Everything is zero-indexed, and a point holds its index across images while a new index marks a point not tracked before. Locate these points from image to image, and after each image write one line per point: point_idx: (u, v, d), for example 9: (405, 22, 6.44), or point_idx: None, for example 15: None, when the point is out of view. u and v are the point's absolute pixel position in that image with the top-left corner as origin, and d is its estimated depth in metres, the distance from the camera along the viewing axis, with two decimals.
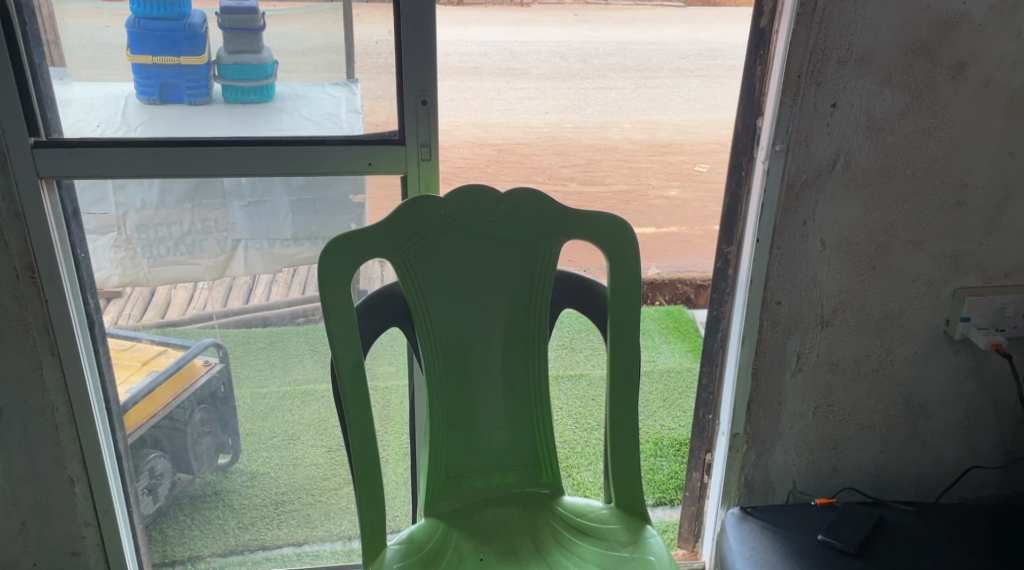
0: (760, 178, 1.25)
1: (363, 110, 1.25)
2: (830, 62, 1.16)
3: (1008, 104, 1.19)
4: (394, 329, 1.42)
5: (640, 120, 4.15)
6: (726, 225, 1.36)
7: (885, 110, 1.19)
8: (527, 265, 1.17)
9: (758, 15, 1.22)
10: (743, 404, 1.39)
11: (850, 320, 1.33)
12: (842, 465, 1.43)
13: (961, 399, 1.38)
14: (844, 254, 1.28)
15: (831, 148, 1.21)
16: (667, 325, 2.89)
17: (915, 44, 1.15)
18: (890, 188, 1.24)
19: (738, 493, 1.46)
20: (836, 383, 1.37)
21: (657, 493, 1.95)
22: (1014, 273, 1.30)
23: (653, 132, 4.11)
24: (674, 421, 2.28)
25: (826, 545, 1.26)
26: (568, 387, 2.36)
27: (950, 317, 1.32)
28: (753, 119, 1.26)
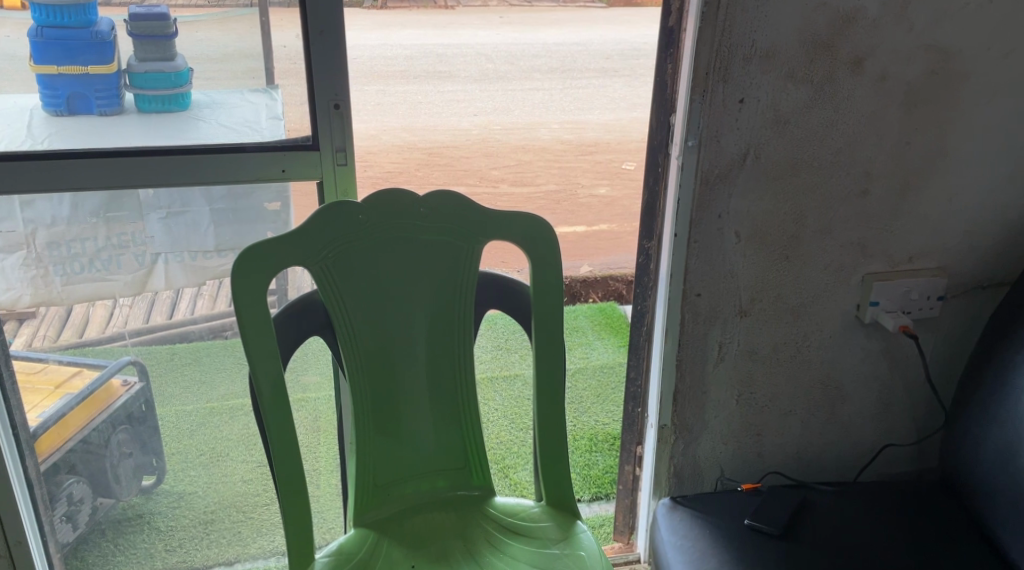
0: (675, 174, 1.28)
1: (284, 115, 1.23)
2: (735, 59, 1.19)
3: (905, 97, 1.24)
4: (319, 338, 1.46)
5: (566, 122, 4.22)
6: (646, 221, 1.38)
7: (789, 104, 1.23)
8: (449, 268, 1.18)
9: (666, 14, 1.25)
10: (669, 395, 1.41)
11: (767, 309, 1.36)
12: (765, 450, 1.48)
13: (874, 381, 1.44)
14: (758, 245, 1.32)
15: (741, 142, 1.24)
16: (599, 321, 2.92)
17: (815, 39, 1.19)
18: (798, 180, 1.28)
19: (668, 483, 1.49)
20: (757, 371, 1.41)
21: (593, 489, 1.97)
22: (917, 258, 1.36)
23: (579, 132, 4.17)
24: (609, 416, 2.31)
25: (753, 528, 1.29)
26: (503, 388, 2.36)
27: (861, 302, 1.37)
28: (666, 117, 1.29)
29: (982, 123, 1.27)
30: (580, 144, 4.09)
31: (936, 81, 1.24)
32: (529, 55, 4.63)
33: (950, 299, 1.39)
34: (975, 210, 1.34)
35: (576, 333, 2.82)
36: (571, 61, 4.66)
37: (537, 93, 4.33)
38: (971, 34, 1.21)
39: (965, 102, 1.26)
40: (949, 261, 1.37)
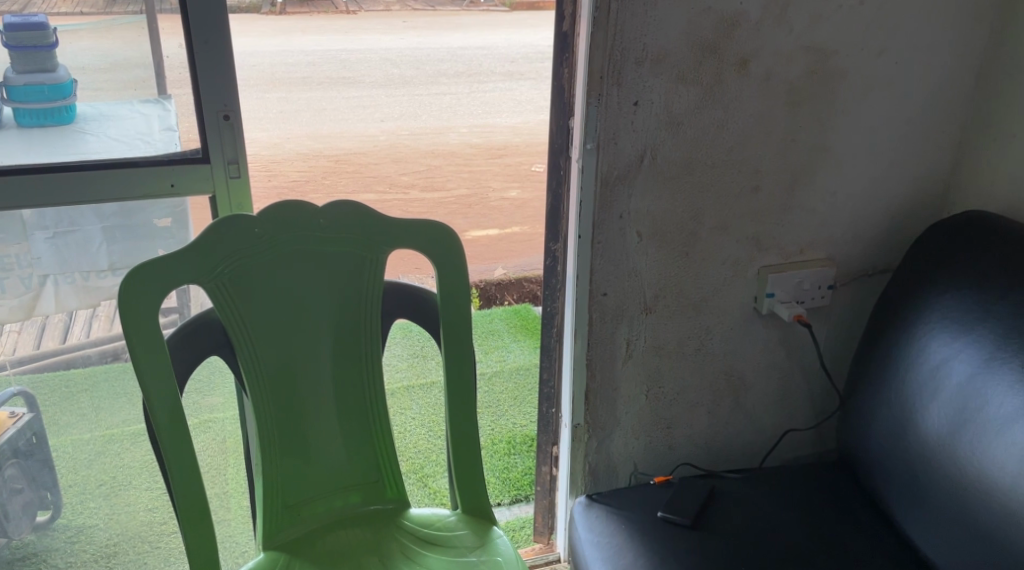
0: (576, 176, 1.29)
1: (177, 127, 1.18)
2: (628, 63, 1.21)
3: (788, 95, 1.29)
4: (217, 359, 1.47)
5: (475, 125, 4.20)
6: (551, 224, 1.40)
7: (681, 106, 1.26)
8: (352, 279, 1.16)
9: (560, 19, 1.26)
10: (581, 395, 1.43)
11: (670, 305, 1.40)
12: (676, 442, 1.52)
13: (773, 368, 1.50)
14: (659, 243, 1.35)
15: (637, 144, 1.27)
16: (516, 323, 2.89)
17: (702, 42, 1.23)
18: (694, 178, 1.31)
19: (584, 481, 1.51)
20: (664, 366, 1.44)
21: (512, 491, 1.98)
22: (808, 250, 1.42)
23: (488, 134, 4.15)
24: (526, 417, 2.31)
25: (665, 520, 1.32)
26: (420, 396, 2.31)
27: (758, 294, 1.43)
28: (565, 120, 1.31)
29: (860, 119, 1.34)
30: (488, 146, 4.06)
31: (816, 80, 1.29)
32: (435, 63, 4.63)
33: (838, 287, 1.47)
34: (858, 202, 1.40)
35: (492, 336, 2.79)
36: (477, 67, 4.68)
37: (444, 98, 4.31)
38: (846, 35, 1.27)
39: (844, 100, 1.32)
40: (837, 251, 1.43)
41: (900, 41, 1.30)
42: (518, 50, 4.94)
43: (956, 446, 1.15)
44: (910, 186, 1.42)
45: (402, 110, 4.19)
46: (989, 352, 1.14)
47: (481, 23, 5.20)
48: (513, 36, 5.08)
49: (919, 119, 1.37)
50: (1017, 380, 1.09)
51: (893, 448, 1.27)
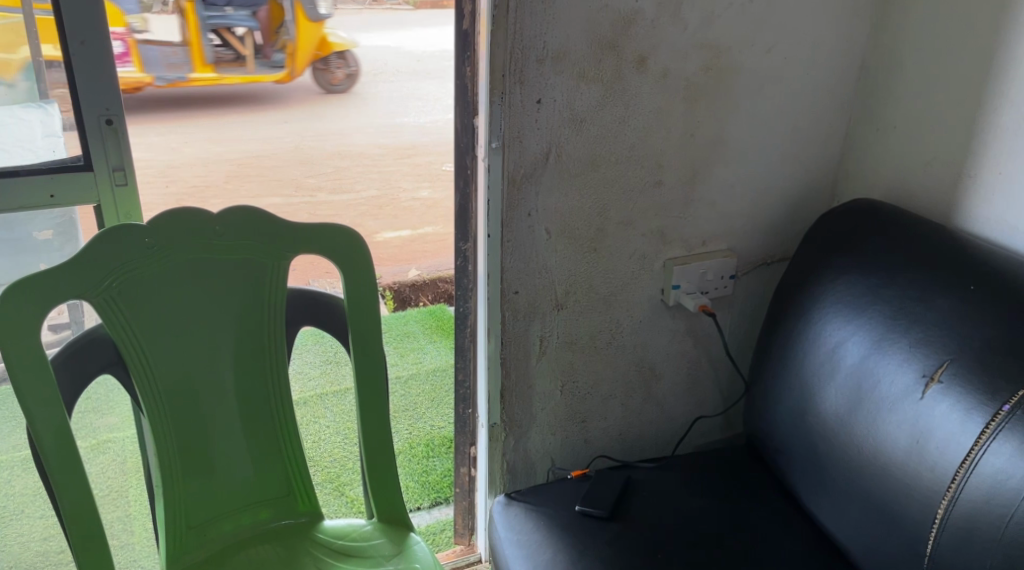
0: (483, 176, 1.29)
1: (61, 132, 1.13)
2: (529, 61, 1.21)
3: (686, 91, 1.32)
4: (104, 376, 1.60)
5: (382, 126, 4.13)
6: (460, 223, 1.38)
7: (583, 103, 1.27)
8: (253, 287, 1.13)
9: (460, 18, 1.24)
10: (496, 395, 1.43)
11: (581, 300, 1.41)
12: (591, 435, 1.53)
13: (681, 358, 1.54)
14: (568, 239, 1.35)
15: (542, 141, 1.27)
16: (431, 325, 2.86)
17: (601, 40, 1.23)
18: (598, 175, 1.33)
19: (502, 480, 1.51)
20: (577, 361, 1.46)
21: (432, 494, 1.96)
22: (710, 241, 1.46)
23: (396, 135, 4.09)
24: (444, 419, 2.28)
25: (583, 514, 1.33)
26: (334, 403, 2.25)
27: (664, 286, 1.45)
28: (470, 119, 1.30)
29: (754, 113, 1.38)
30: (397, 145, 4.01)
31: (711, 76, 1.32)
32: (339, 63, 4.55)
33: (740, 276, 1.51)
34: (756, 193, 1.45)
35: (407, 338, 2.75)
36: (383, 67, 4.62)
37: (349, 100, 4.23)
38: (738, 32, 1.30)
39: (738, 95, 1.35)
40: (737, 241, 1.48)
41: (788, 37, 1.34)
42: (423, 48, 4.91)
43: (852, 425, 1.20)
44: (803, 176, 1.48)
45: (307, 113, 4.10)
46: (879, 333, 1.19)
47: (384, 22, 5.16)
48: (418, 34, 5.05)
49: (809, 112, 1.42)
50: (905, 359, 1.14)
51: (796, 430, 1.31)
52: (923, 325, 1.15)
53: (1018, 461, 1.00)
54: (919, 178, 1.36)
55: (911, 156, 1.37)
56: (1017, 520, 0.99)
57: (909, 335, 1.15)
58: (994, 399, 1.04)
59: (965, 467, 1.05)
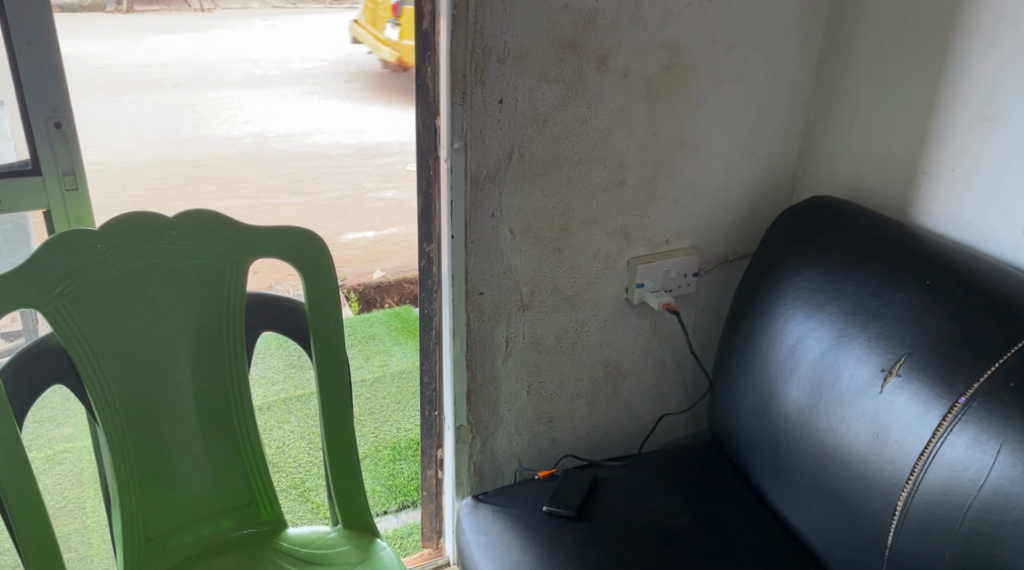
0: (446, 176, 1.27)
1: (11, 136, 1.13)
2: (490, 61, 1.20)
3: (646, 91, 1.32)
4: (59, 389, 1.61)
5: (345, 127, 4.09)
6: (423, 225, 1.37)
7: (545, 103, 1.26)
8: (211, 292, 1.11)
9: (419, 17, 1.23)
10: (462, 397, 1.42)
11: (546, 300, 1.41)
12: (558, 434, 1.53)
13: (646, 356, 1.54)
14: (532, 239, 1.35)
15: (505, 141, 1.26)
16: (396, 327, 2.83)
17: (562, 40, 1.23)
18: (561, 175, 1.32)
19: (469, 482, 1.50)
20: (543, 361, 1.45)
21: (399, 497, 1.94)
22: (673, 240, 1.46)
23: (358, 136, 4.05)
24: (410, 421, 2.27)
25: (551, 514, 1.32)
26: (299, 408, 2.22)
27: (629, 285, 1.46)
28: (432, 120, 1.28)
29: (715, 112, 1.39)
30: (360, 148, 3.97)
31: (672, 76, 1.33)
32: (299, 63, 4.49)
33: (703, 274, 1.52)
34: (717, 191, 1.46)
35: (372, 341, 2.73)
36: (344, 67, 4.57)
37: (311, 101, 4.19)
38: (697, 32, 1.31)
39: (698, 94, 1.36)
40: (700, 239, 1.49)
41: (747, 37, 1.35)
42: None
43: (810, 420, 1.22)
44: (763, 174, 1.49)
45: (268, 113, 4.05)
46: (839, 328, 1.20)
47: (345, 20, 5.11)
48: None
49: (767, 111, 1.43)
50: (864, 354, 1.16)
51: (757, 426, 1.33)
52: (881, 320, 1.16)
53: (975, 453, 1.01)
54: (875, 176, 1.38)
55: (867, 155, 1.39)
56: (975, 511, 1.01)
57: (868, 330, 1.17)
58: (950, 392, 1.05)
59: (923, 460, 1.06)
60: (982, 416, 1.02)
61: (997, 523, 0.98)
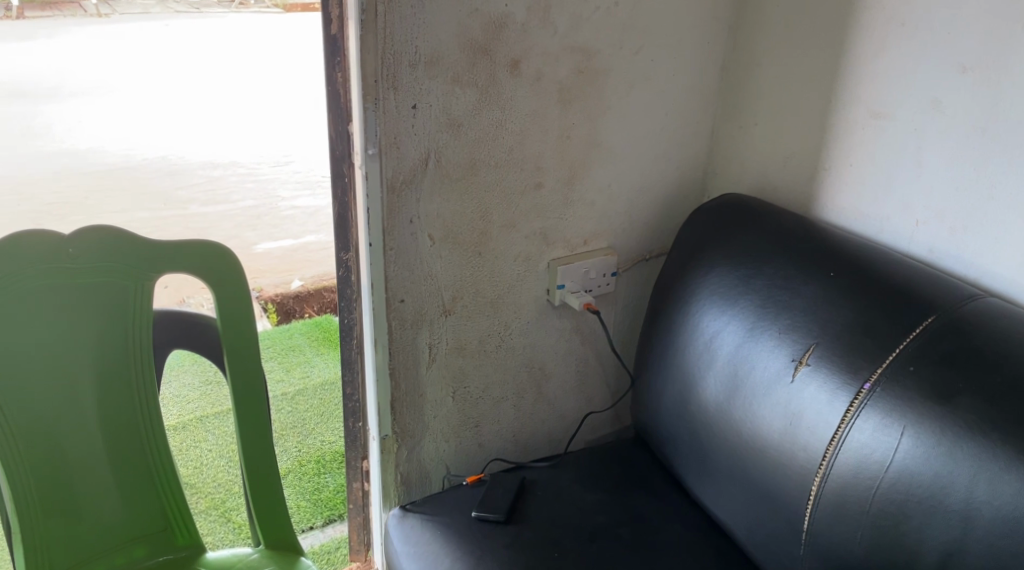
0: (360, 184, 1.25)
1: None
2: (402, 66, 1.19)
3: (559, 94, 1.33)
4: None
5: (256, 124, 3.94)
6: (340, 232, 1.34)
7: (459, 108, 1.26)
8: (115, 312, 1.07)
9: (327, 22, 1.20)
10: (386, 406, 1.40)
11: (468, 305, 1.40)
12: (485, 439, 1.53)
13: (569, 356, 1.55)
14: (451, 245, 1.34)
15: (420, 147, 1.25)
16: (317, 337, 2.78)
17: (473, 44, 1.23)
18: (478, 179, 1.32)
19: (397, 492, 1.48)
20: (467, 366, 1.45)
21: (325, 511, 1.90)
22: (591, 240, 1.48)
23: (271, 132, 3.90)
24: (334, 433, 2.22)
25: (480, 519, 1.31)
26: (216, 425, 2.15)
27: (550, 287, 1.46)
28: (344, 126, 1.25)
29: (627, 113, 1.41)
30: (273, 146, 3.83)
31: (583, 79, 1.34)
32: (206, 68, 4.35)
33: (621, 273, 1.55)
34: (632, 191, 1.48)
35: (292, 352, 2.66)
36: None
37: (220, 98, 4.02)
38: (606, 35, 1.33)
39: (610, 96, 1.38)
40: (617, 239, 1.51)
41: (654, 40, 1.38)
42: None
43: (726, 413, 1.24)
44: (675, 173, 1.52)
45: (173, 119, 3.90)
46: (751, 322, 1.23)
47: None
48: None
49: (677, 111, 1.46)
50: (774, 345, 1.19)
51: (677, 420, 1.35)
52: (790, 312, 1.20)
53: (880, 436, 1.05)
54: (780, 174, 1.43)
55: (772, 152, 1.43)
56: (883, 492, 1.04)
57: (778, 323, 1.20)
58: (856, 378, 1.09)
59: (833, 445, 1.10)
60: (886, 401, 1.06)
61: (903, 502, 1.02)
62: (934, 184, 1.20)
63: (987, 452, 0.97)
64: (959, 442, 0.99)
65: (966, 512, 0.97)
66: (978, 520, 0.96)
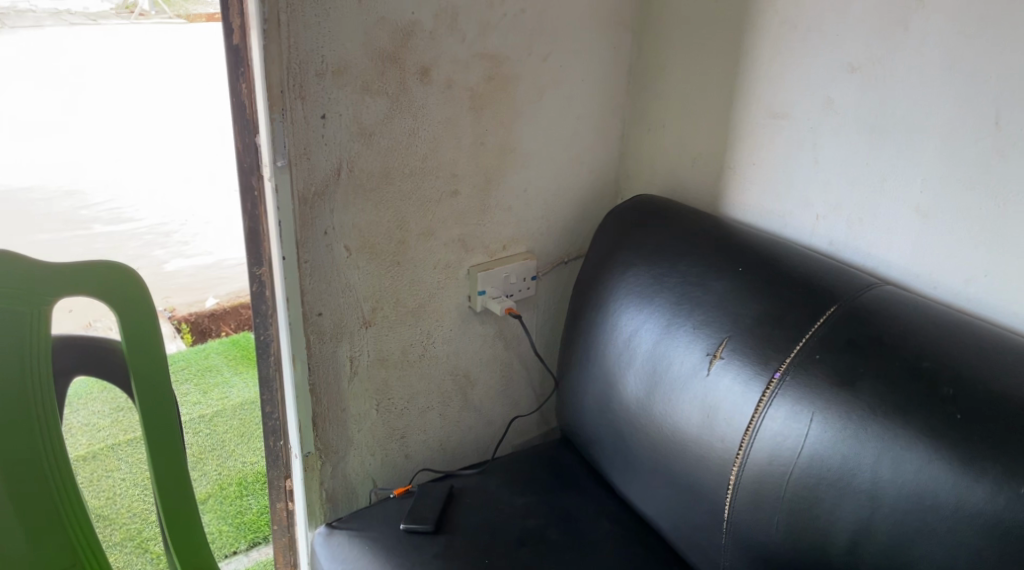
0: (270, 197, 1.22)
1: None
2: (308, 76, 1.17)
3: (470, 101, 1.33)
4: None
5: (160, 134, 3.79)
6: (251, 246, 1.27)
7: (370, 117, 1.24)
8: (10, 339, 1.02)
9: (228, 32, 1.16)
10: (308, 423, 1.37)
11: (389, 315, 1.39)
12: (411, 450, 1.52)
13: (493, 361, 1.56)
14: (368, 255, 1.32)
15: (331, 157, 1.23)
16: (234, 356, 2.71)
17: (381, 52, 1.22)
18: (393, 188, 1.31)
19: (322, 509, 1.45)
20: (390, 377, 1.43)
21: (249, 535, 1.86)
22: (509, 246, 1.49)
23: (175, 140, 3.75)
24: (255, 454, 2.16)
25: (408, 531, 1.30)
26: (129, 453, 2.07)
27: (471, 293, 1.46)
28: (251, 137, 1.20)
29: (539, 118, 1.42)
30: (178, 155, 3.69)
31: (494, 85, 1.34)
32: None
33: (540, 277, 1.56)
34: (548, 195, 1.50)
35: (209, 372, 2.59)
36: None
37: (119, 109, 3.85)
38: (514, 41, 1.33)
39: (521, 102, 1.38)
40: (535, 243, 1.52)
41: (562, 45, 1.39)
42: None
43: (647, 408, 1.27)
44: (589, 176, 1.54)
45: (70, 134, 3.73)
46: (667, 318, 1.26)
47: None
48: None
49: (588, 115, 1.48)
50: (690, 340, 1.22)
51: (600, 419, 1.37)
52: (704, 307, 1.22)
53: (792, 423, 1.09)
54: (688, 174, 1.46)
55: (679, 153, 1.47)
56: (796, 477, 1.08)
57: (692, 318, 1.23)
58: (767, 368, 1.12)
59: (749, 434, 1.13)
60: (796, 388, 1.09)
61: (815, 485, 1.06)
62: (831, 179, 1.25)
63: (890, 431, 1.01)
64: (865, 423, 1.03)
65: (873, 490, 1.01)
66: (884, 497, 1.00)
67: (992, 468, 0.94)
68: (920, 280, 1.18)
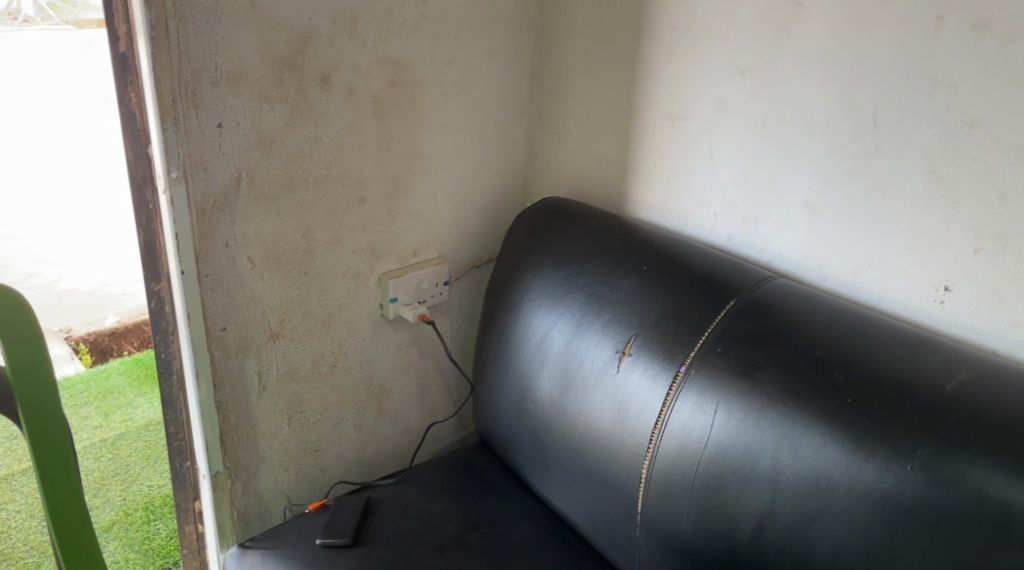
0: (165, 209, 1.17)
1: None
2: (202, 84, 1.13)
3: (373, 107, 1.31)
4: None
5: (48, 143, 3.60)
6: (148, 260, 1.23)
7: (269, 124, 1.21)
8: None
9: (114, 39, 1.11)
10: (216, 441, 1.32)
11: (298, 327, 1.36)
12: (326, 462, 1.49)
13: (407, 369, 1.54)
14: (274, 266, 1.29)
15: (229, 167, 1.20)
16: (138, 376, 2.60)
17: (278, 59, 1.19)
18: (297, 196, 1.28)
19: (234, 529, 1.41)
20: (301, 390, 1.40)
21: (158, 562, 1.79)
22: (419, 252, 1.48)
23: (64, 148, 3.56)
24: (162, 476, 2.09)
25: (325, 546, 1.27)
26: (24, 482, 1.96)
27: (382, 301, 1.44)
28: (142, 148, 1.16)
29: (443, 123, 1.42)
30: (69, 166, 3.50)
31: (397, 91, 1.33)
32: None
33: (453, 282, 1.55)
34: (456, 200, 1.49)
35: (111, 394, 2.48)
36: None
37: None
38: (416, 47, 1.33)
39: (425, 107, 1.38)
40: (445, 248, 1.51)
41: (463, 50, 1.39)
42: None
43: (560, 407, 1.28)
44: (496, 180, 1.55)
45: None
46: (578, 317, 1.28)
47: None
48: None
49: (492, 120, 1.49)
50: (600, 338, 1.24)
51: (514, 420, 1.37)
52: (611, 306, 1.25)
53: (697, 415, 1.11)
54: (592, 175, 1.49)
55: (582, 155, 1.49)
56: (703, 467, 1.10)
57: (601, 317, 1.25)
58: (673, 362, 1.15)
59: (657, 428, 1.15)
60: (701, 381, 1.12)
61: (721, 474, 1.09)
62: (726, 177, 1.29)
63: (789, 418, 1.05)
64: (765, 412, 1.06)
65: (774, 476, 1.05)
66: (785, 482, 1.04)
67: (880, 448, 0.99)
68: (811, 273, 1.23)
